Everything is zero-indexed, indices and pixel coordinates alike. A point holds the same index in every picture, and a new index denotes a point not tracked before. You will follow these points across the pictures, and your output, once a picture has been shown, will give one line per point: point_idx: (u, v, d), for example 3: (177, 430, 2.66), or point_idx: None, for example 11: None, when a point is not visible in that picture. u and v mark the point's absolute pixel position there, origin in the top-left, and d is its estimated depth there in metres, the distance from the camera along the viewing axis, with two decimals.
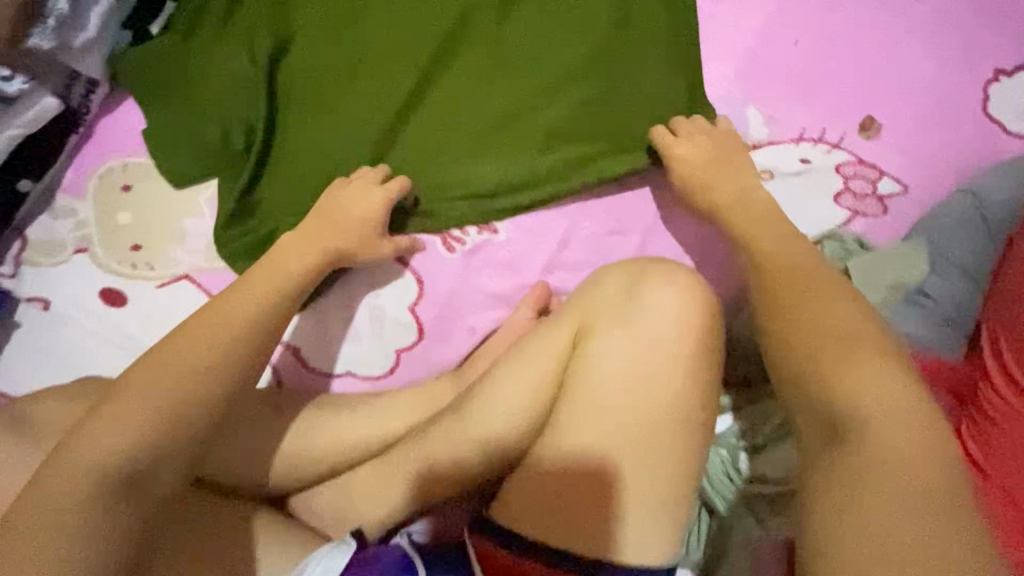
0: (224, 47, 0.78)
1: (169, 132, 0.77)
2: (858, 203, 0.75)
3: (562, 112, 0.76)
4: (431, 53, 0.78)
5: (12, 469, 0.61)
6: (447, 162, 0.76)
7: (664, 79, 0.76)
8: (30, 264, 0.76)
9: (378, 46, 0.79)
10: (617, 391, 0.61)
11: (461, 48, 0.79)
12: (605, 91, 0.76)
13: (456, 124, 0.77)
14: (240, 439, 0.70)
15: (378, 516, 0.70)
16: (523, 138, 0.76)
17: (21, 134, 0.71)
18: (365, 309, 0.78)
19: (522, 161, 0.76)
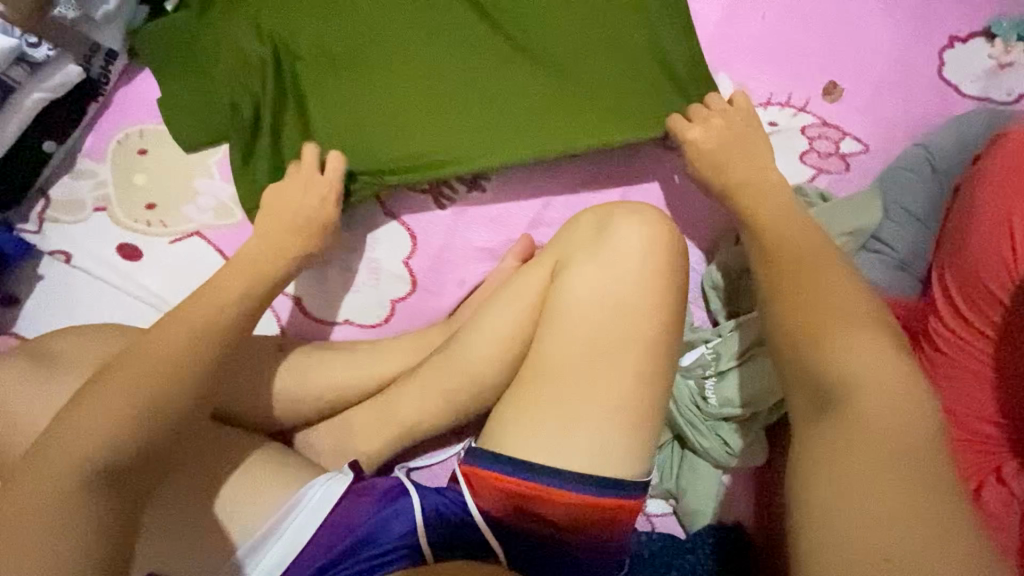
0: (227, 21, 0.82)
1: (176, 101, 0.82)
2: (822, 161, 0.80)
3: (547, 81, 0.81)
4: (423, 25, 0.83)
5: (32, 396, 0.64)
6: (441, 124, 0.80)
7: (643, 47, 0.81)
8: (53, 222, 0.82)
9: (373, 19, 0.83)
10: (593, 324, 0.66)
11: (448, 15, 0.83)
12: (589, 57, 0.81)
13: (446, 92, 0.81)
14: (247, 379, 0.75)
15: (375, 450, 0.75)
16: (510, 104, 0.80)
17: (47, 98, 0.77)
18: (362, 262, 0.83)
19: (508, 128, 0.80)
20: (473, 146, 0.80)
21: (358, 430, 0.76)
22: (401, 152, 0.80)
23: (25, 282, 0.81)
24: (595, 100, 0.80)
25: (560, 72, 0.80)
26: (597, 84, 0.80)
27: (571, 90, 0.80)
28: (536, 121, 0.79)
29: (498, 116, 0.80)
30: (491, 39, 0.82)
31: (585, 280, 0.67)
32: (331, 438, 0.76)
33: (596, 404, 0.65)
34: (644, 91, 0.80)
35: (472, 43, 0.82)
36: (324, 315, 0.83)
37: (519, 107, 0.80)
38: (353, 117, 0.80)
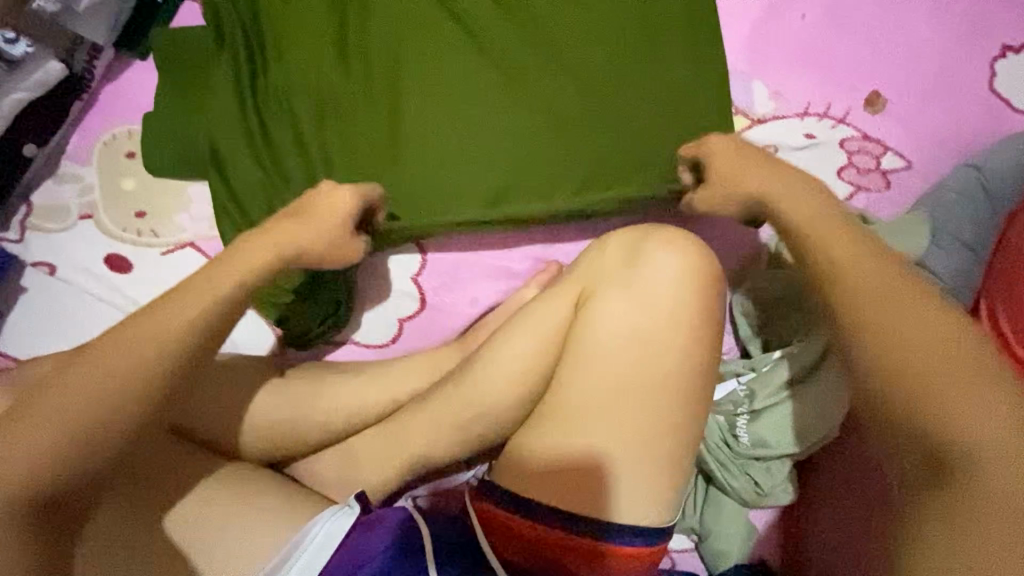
0: (221, 47, 0.76)
1: (162, 122, 0.75)
2: (861, 177, 0.75)
3: (567, 115, 0.75)
4: (434, 45, 0.76)
5: None
6: (464, 148, 0.75)
7: (672, 55, 0.75)
8: (36, 230, 0.77)
9: (379, 38, 0.77)
10: (619, 360, 0.63)
11: (461, 37, 0.76)
12: (615, 69, 0.75)
13: (457, 124, 0.75)
14: (248, 403, 0.71)
15: (381, 481, 0.71)
16: (524, 144, 0.75)
17: (25, 98, 0.71)
18: (369, 277, 0.79)
19: (522, 169, 0.74)
20: (500, 172, 0.74)
21: (366, 459, 0.72)
22: (424, 178, 0.74)
23: (5, 294, 0.75)
24: (625, 118, 0.75)
25: (586, 89, 0.75)
26: (623, 103, 0.75)
27: (599, 110, 0.75)
28: (564, 146, 0.74)
29: (524, 141, 0.75)
30: (508, 53, 0.76)
31: (612, 311, 0.64)
32: (336, 466, 0.72)
33: (619, 437, 0.62)
34: (676, 108, 0.75)
35: (488, 57, 0.76)
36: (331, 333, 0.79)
37: (534, 144, 0.74)
38: (356, 147, 0.75)
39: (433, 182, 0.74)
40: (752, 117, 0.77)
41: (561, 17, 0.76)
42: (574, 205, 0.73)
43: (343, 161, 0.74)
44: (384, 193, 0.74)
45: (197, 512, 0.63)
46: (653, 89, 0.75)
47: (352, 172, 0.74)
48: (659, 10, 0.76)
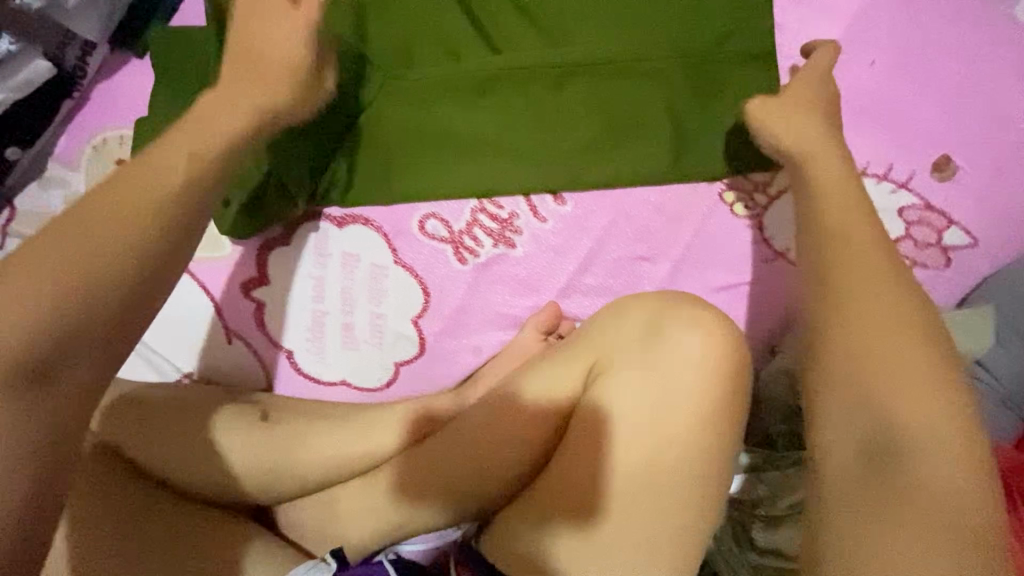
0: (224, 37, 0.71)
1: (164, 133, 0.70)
2: (919, 252, 0.67)
3: (588, 122, 0.71)
4: (454, 50, 0.73)
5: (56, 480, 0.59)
6: (486, 146, 0.72)
7: (709, 80, 0.71)
8: (17, 236, 0.72)
9: (397, 38, 0.72)
10: (630, 444, 0.57)
11: (484, 44, 0.73)
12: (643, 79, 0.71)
13: (472, 128, 0.72)
14: (220, 441, 0.65)
15: (361, 539, 0.65)
16: (542, 147, 0.71)
17: (9, 98, 0.66)
18: (365, 316, 0.72)
19: (536, 173, 0.71)
20: (516, 171, 0.71)
21: (345, 515, 0.66)
22: (449, 179, 0.71)
23: None
24: (654, 129, 0.71)
25: (613, 95, 0.71)
26: (651, 116, 0.71)
27: (624, 112, 0.71)
28: (583, 153, 0.71)
29: (551, 141, 0.71)
30: (530, 54, 0.72)
31: (627, 391, 0.58)
32: (316, 516, 0.67)
33: (623, 529, 0.56)
34: (710, 128, 0.70)
35: (509, 59, 0.71)
36: (319, 371, 0.72)
37: (550, 149, 0.71)
38: (368, 144, 0.71)
39: (442, 181, 0.71)
40: None
41: (581, 17, 0.73)
42: (588, 219, 0.71)
43: (365, 153, 0.72)
44: (392, 182, 0.71)
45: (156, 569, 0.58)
46: (680, 104, 0.71)
47: (362, 167, 0.72)
48: (699, 36, 0.71)
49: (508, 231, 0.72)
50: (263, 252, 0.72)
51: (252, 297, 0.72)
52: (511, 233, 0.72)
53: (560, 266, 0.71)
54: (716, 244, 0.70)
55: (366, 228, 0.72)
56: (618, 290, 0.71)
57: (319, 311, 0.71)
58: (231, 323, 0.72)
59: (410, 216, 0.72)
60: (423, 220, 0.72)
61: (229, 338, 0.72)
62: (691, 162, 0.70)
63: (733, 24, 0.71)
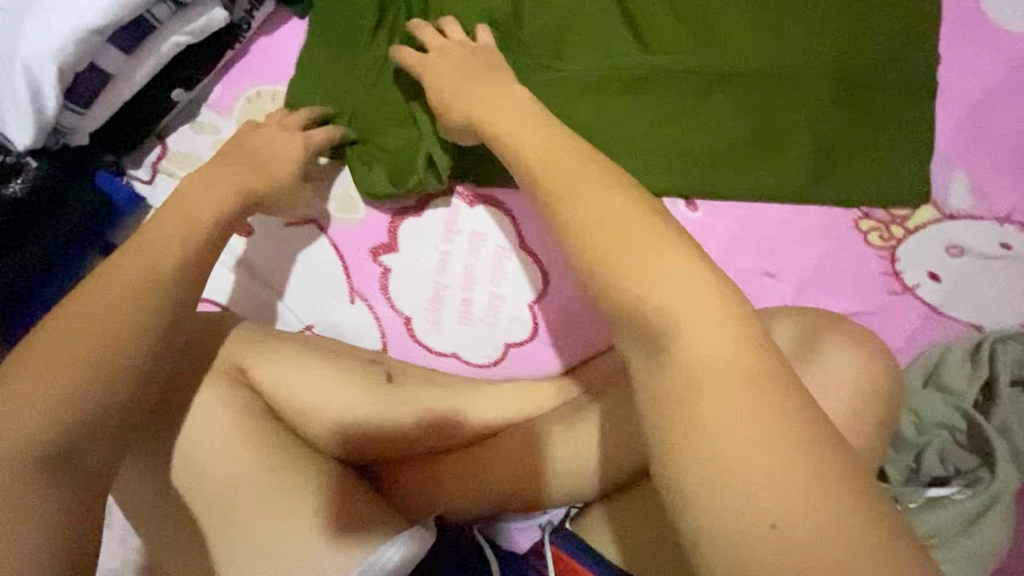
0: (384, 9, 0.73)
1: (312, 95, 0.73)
2: None
3: (731, 129, 0.71)
4: (602, 44, 0.73)
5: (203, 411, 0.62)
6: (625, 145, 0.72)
7: (864, 102, 0.69)
8: (165, 174, 0.75)
9: (551, 27, 0.73)
10: None
11: (634, 41, 0.73)
12: (793, 93, 0.70)
13: (614, 123, 0.72)
14: (339, 393, 0.66)
15: (465, 505, 0.67)
16: (682, 150, 0.71)
17: (185, 42, 0.66)
18: (484, 294, 0.73)
19: (669, 176, 0.71)
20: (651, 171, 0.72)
21: (450, 482, 0.68)
22: None
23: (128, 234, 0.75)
24: (798, 144, 0.70)
25: (762, 107, 0.70)
26: (797, 131, 0.70)
27: (769, 125, 0.70)
28: (722, 162, 0.71)
29: (691, 144, 0.71)
30: (681, 56, 0.72)
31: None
32: (422, 478, 0.69)
33: None
34: (857, 152, 0.69)
35: (659, 60, 0.72)
36: (433, 342, 0.74)
37: (688, 152, 0.71)
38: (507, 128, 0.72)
39: None
40: (944, 211, 0.69)
41: (736, 20, 0.71)
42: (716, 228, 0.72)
43: None
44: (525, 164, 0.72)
45: (274, 502, 0.61)
46: (830, 124, 0.70)
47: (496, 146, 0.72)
48: (859, 54, 0.69)
49: None
50: (396, 221, 0.74)
51: (379, 263, 0.74)
52: None
53: None
54: (843, 270, 0.70)
55: (496, 209, 0.73)
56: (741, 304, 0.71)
57: (441, 285, 0.73)
58: (355, 282, 0.75)
59: None
60: None
61: (352, 299, 0.75)
62: (831, 184, 0.70)
63: (896, 47, 0.69)
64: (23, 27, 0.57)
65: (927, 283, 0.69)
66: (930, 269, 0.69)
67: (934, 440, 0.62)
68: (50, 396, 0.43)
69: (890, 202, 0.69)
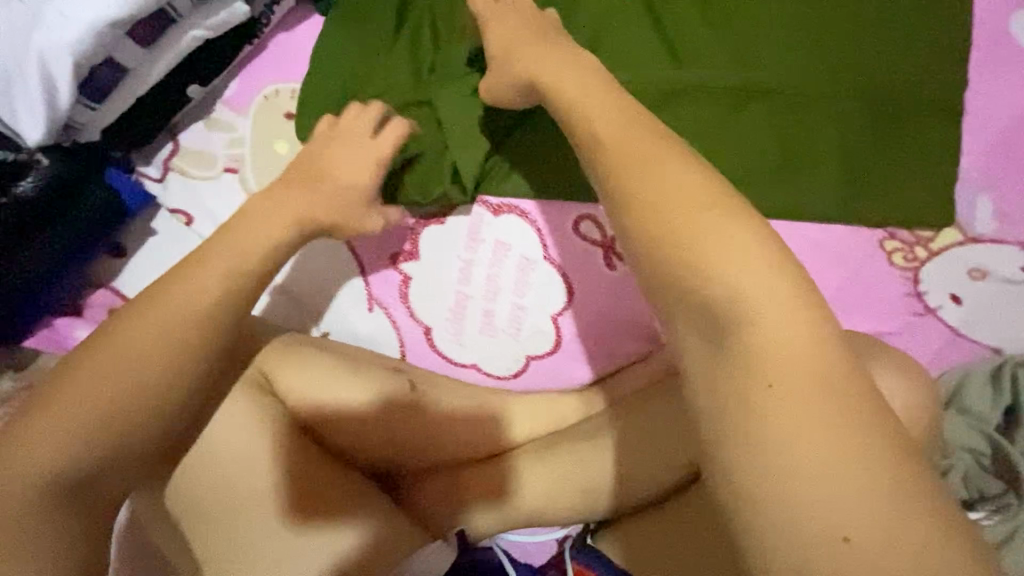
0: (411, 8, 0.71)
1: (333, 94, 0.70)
2: None
3: (760, 144, 0.70)
4: (633, 54, 0.72)
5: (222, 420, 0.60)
6: None
7: (893, 123, 0.69)
8: (177, 172, 0.72)
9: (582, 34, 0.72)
10: None
11: (666, 51, 0.72)
12: (824, 110, 0.70)
13: None
14: (359, 401, 0.65)
15: (485, 523, 0.65)
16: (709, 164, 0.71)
17: (205, 37, 0.64)
18: (507, 305, 0.72)
19: None
20: None
21: (470, 496, 0.66)
22: None
23: (138, 233, 0.73)
24: (826, 162, 0.70)
25: (792, 124, 0.70)
26: (826, 149, 0.70)
27: (798, 142, 0.70)
28: (751, 177, 0.70)
29: (720, 159, 0.71)
30: (713, 70, 0.71)
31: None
32: (440, 490, 0.67)
33: None
34: (886, 172, 0.69)
35: (690, 72, 0.71)
36: (453, 352, 0.72)
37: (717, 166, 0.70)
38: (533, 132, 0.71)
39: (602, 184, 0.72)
40: (968, 234, 0.69)
41: (769, 34, 0.71)
42: None
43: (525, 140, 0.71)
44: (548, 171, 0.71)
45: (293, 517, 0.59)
46: (860, 143, 0.69)
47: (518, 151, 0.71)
48: (890, 74, 0.69)
49: None
50: (417, 227, 0.73)
51: (399, 270, 0.73)
52: None
53: None
54: (867, 289, 0.70)
55: (521, 219, 0.72)
56: None
57: (463, 294, 0.72)
58: (374, 288, 0.73)
59: (567, 214, 0.72)
60: (579, 220, 0.72)
61: (371, 305, 0.73)
62: (858, 203, 0.69)
63: (926, 68, 0.69)
64: (37, 18, 0.54)
65: (949, 306, 0.69)
66: (952, 291, 0.69)
67: (958, 462, 0.63)
68: (87, 418, 0.45)
69: (916, 224, 0.69)
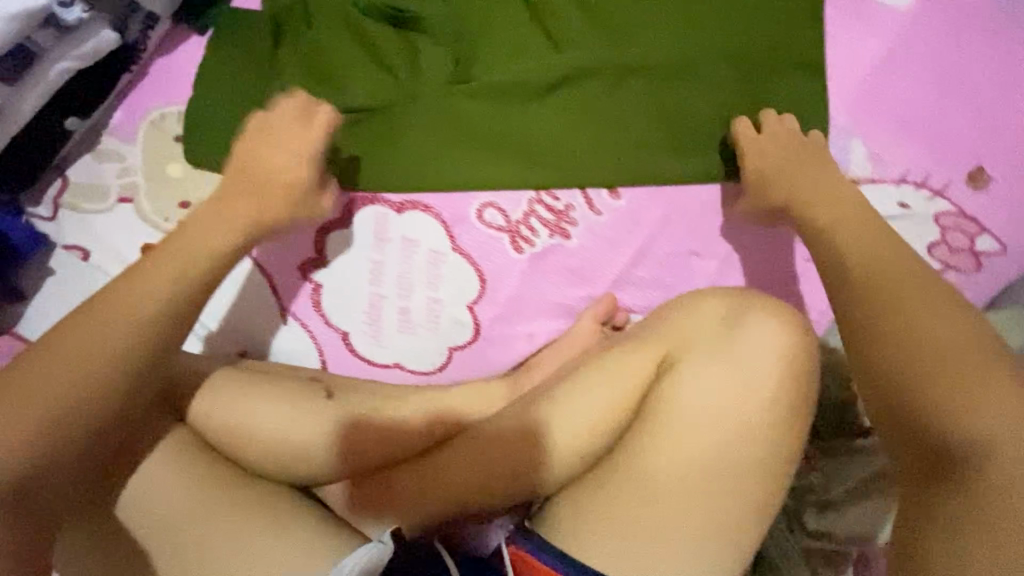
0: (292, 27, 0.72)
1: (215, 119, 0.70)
2: (952, 257, 0.72)
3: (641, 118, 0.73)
4: (512, 43, 0.74)
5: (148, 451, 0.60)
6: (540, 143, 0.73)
7: (764, 82, 0.73)
8: (69, 209, 0.71)
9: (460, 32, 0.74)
10: (696, 420, 0.57)
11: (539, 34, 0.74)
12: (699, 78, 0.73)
13: (530, 125, 0.73)
14: (278, 413, 0.65)
15: (420, 521, 0.64)
16: (595, 143, 0.73)
17: (74, 67, 0.63)
18: (422, 300, 0.73)
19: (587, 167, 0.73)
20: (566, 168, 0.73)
21: (402, 494, 0.65)
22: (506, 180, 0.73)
23: (34, 276, 0.70)
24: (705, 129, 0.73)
25: (670, 96, 0.73)
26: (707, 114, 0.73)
27: (678, 112, 0.73)
28: (638, 151, 0.73)
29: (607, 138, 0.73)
30: (589, 52, 0.73)
31: (708, 378, 0.58)
32: (374, 496, 0.66)
33: (688, 511, 0.56)
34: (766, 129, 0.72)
35: (568, 56, 0.73)
36: (374, 354, 0.73)
37: (606, 143, 0.73)
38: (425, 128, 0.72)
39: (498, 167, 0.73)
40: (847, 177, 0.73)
41: (640, 14, 0.74)
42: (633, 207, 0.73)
43: (417, 128, 0.72)
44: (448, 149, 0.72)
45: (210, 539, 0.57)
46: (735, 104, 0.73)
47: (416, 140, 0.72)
48: (755, 37, 0.73)
49: (565, 223, 0.74)
50: (323, 234, 0.73)
51: (309, 279, 0.73)
52: (568, 225, 0.74)
53: (610, 253, 0.74)
54: (767, 239, 0.73)
55: (425, 214, 0.73)
56: (670, 284, 0.73)
57: (377, 295, 0.72)
58: (286, 301, 0.73)
59: (469, 205, 0.73)
60: (482, 208, 0.73)
61: (285, 318, 0.73)
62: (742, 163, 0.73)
63: (789, 28, 0.73)
64: None
65: None
66: None
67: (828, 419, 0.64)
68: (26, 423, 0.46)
69: None
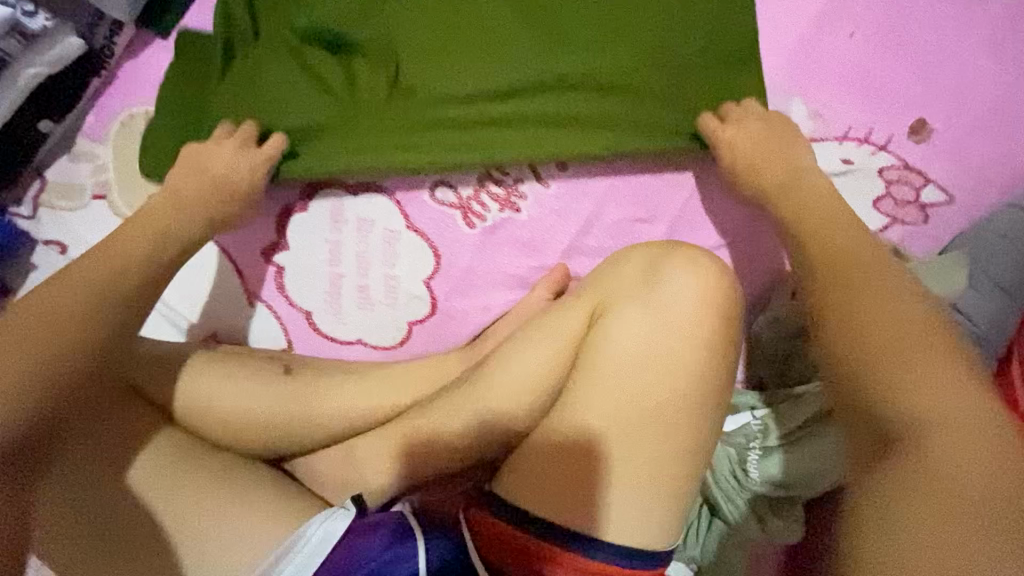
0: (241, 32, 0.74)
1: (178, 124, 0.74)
2: (898, 210, 0.73)
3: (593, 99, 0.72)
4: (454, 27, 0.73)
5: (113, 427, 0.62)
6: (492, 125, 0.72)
7: None
8: (48, 207, 0.76)
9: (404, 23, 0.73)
10: (633, 371, 0.58)
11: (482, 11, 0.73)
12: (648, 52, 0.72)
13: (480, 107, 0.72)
14: (239, 388, 0.67)
15: (378, 488, 0.66)
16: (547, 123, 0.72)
17: (43, 74, 0.70)
18: (379, 276, 0.76)
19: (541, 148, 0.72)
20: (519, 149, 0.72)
21: (362, 462, 0.67)
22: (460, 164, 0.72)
23: (18, 270, 0.75)
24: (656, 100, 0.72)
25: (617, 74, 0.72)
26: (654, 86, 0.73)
27: (629, 86, 0.72)
28: (591, 129, 0.72)
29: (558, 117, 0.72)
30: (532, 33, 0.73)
31: (644, 331, 0.59)
32: (336, 466, 0.68)
33: (631, 463, 0.57)
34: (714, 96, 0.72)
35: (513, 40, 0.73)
36: (337, 332, 0.76)
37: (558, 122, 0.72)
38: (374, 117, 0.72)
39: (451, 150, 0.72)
40: None
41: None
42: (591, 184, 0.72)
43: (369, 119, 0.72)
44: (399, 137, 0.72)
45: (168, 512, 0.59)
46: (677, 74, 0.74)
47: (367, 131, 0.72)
48: None
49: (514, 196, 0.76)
50: (283, 219, 0.76)
51: (272, 262, 0.76)
52: (517, 198, 0.76)
53: (559, 225, 0.76)
54: (713, 202, 0.74)
55: (379, 195, 0.76)
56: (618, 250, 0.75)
57: (337, 274, 0.76)
58: (253, 286, 0.77)
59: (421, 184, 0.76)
60: (434, 187, 0.76)
61: (252, 301, 0.77)
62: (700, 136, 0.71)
63: None
64: None
65: None
66: None
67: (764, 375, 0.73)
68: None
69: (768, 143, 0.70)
